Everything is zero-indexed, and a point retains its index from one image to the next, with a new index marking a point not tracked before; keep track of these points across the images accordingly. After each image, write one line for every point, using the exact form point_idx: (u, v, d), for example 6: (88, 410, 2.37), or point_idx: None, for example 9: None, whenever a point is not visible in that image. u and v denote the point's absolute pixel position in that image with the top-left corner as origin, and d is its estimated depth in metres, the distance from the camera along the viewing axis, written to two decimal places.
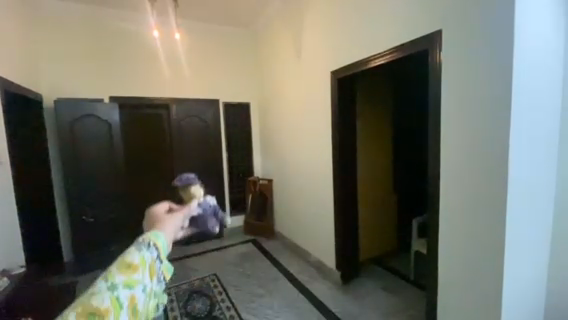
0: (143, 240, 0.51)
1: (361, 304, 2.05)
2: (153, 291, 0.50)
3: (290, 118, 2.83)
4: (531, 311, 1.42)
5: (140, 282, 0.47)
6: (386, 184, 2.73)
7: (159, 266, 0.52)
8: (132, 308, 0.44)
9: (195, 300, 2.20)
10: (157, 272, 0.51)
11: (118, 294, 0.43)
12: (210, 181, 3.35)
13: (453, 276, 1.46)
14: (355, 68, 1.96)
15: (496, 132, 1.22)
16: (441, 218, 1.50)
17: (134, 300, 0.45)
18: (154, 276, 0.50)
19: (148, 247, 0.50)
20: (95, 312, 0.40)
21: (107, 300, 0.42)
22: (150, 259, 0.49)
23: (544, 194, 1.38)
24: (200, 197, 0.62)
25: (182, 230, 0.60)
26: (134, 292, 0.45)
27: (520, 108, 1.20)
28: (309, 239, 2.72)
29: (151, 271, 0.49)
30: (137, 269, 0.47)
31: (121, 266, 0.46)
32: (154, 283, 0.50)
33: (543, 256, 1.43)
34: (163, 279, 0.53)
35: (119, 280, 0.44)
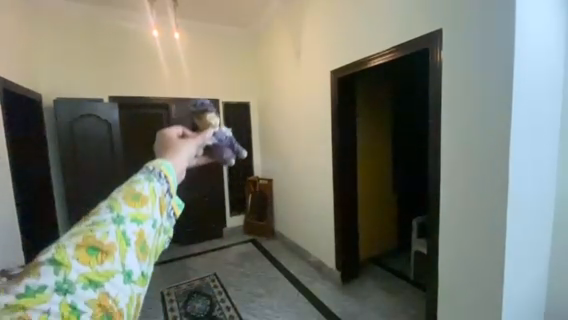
0: (153, 169, 0.45)
1: (361, 304, 2.05)
2: (165, 226, 0.44)
3: (290, 118, 2.83)
4: (531, 311, 1.41)
5: (149, 217, 0.41)
6: (387, 183, 2.73)
7: (169, 200, 0.46)
8: (140, 244, 0.39)
9: (195, 300, 2.19)
10: (167, 207, 0.45)
11: (124, 228, 0.38)
12: (210, 180, 3.35)
13: (453, 275, 1.46)
14: (354, 68, 1.95)
15: (497, 132, 1.21)
16: (441, 219, 1.50)
17: (142, 235, 0.39)
18: (165, 211, 0.44)
19: (158, 179, 0.44)
20: (97, 245, 0.36)
21: (112, 231, 0.37)
22: (160, 191, 0.44)
23: (544, 194, 1.38)
24: (216, 127, 0.59)
25: (195, 158, 0.54)
26: (142, 228, 0.40)
27: (521, 107, 1.19)
28: (309, 239, 2.72)
29: (161, 207, 0.43)
30: (145, 202, 0.41)
31: (127, 197, 0.41)
32: (165, 219, 0.44)
33: (543, 256, 1.43)
34: (174, 214, 0.47)
35: (124, 213, 0.39)
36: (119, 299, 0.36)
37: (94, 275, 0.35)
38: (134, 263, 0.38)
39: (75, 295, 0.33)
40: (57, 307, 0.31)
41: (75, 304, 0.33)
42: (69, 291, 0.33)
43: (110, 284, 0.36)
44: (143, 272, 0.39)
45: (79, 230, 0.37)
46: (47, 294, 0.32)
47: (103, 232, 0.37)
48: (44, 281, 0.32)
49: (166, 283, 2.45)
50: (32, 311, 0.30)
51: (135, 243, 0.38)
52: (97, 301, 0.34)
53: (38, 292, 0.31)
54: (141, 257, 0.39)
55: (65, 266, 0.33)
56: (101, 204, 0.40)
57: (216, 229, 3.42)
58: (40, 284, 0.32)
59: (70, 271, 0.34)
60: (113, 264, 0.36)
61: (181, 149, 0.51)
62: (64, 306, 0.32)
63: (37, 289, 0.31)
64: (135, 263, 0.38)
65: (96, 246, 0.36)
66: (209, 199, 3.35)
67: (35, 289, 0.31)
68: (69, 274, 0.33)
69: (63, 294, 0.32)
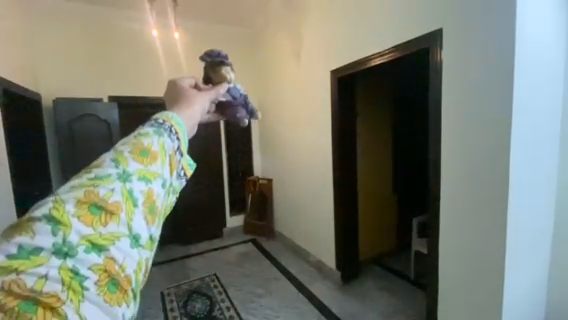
0: (164, 124, 0.45)
1: (361, 304, 2.04)
2: (174, 185, 0.44)
3: (289, 118, 2.83)
4: (532, 312, 1.41)
5: (158, 176, 0.40)
6: (387, 183, 2.73)
7: (180, 159, 0.45)
8: (148, 205, 0.37)
9: (195, 300, 2.19)
10: (178, 166, 0.44)
11: (131, 186, 0.37)
12: (210, 180, 3.34)
13: (453, 276, 1.45)
14: (354, 67, 1.95)
15: (499, 131, 1.21)
16: (442, 219, 1.49)
17: (151, 193, 0.38)
18: (175, 170, 0.44)
19: (169, 134, 0.44)
20: (102, 204, 0.34)
21: (118, 189, 0.36)
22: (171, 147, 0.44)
23: (545, 195, 1.37)
24: (230, 84, 0.59)
25: (208, 112, 0.56)
26: (151, 187, 0.38)
27: (523, 106, 1.19)
28: (309, 239, 2.71)
29: (172, 165, 0.43)
30: (155, 159, 0.40)
31: (135, 152, 0.39)
32: (175, 178, 0.44)
33: (543, 256, 1.43)
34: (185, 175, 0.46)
35: (131, 170, 0.38)
36: (126, 265, 0.34)
37: (97, 238, 0.32)
38: (142, 227, 0.36)
39: (76, 259, 0.31)
40: (56, 271, 0.29)
41: (77, 269, 0.30)
42: (70, 255, 0.30)
43: (114, 248, 0.33)
44: (152, 235, 0.38)
45: (82, 185, 0.35)
46: (43, 257, 0.29)
47: (108, 189, 0.35)
48: (39, 242, 0.30)
49: (166, 283, 2.45)
50: (29, 274, 0.28)
51: (143, 203, 0.37)
52: (101, 267, 0.32)
53: (33, 255, 0.29)
54: (150, 219, 0.37)
55: (63, 227, 0.31)
56: (106, 158, 0.39)
57: (216, 229, 3.41)
58: (35, 246, 0.29)
59: (70, 233, 0.31)
60: (118, 227, 0.34)
61: (195, 102, 0.51)
62: (65, 270, 0.30)
63: (31, 251, 0.29)
64: (142, 227, 0.36)
65: (100, 205, 0.34)
66: (209, 199, 3.35)
67: (29, 251, 0.29)
68: (69, 235, 0.31)
69: (63, 258, 0.30)
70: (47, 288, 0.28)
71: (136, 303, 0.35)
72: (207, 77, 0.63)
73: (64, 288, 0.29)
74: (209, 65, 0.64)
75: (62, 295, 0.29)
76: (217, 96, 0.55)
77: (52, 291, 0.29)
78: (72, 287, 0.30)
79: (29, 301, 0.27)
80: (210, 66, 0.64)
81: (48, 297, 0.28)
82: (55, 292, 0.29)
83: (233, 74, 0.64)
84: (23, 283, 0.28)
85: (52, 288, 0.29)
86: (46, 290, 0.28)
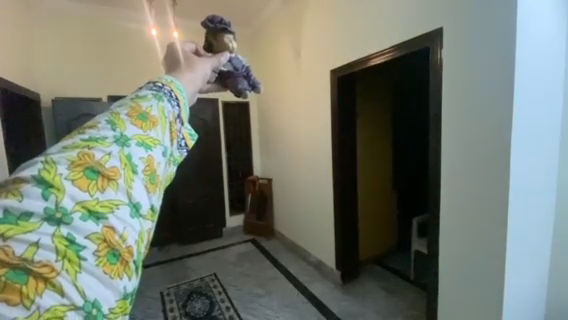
0: (164, 87, 0.50)
1: (361, 304, 2.05)
2: (174, 154, 0.48)
3: (289, 118, 2.82)
4: (531, 312, 1.41)
5: (157, 142, 0.43)
6: (386, 183, 2.72)
7: (181, 128, 0.51)
8: (148, 172, 0.39)
9: (195, 300, 2.19)
10: (176, 134, 0.49)
11: (129, 152, 0.38)
12: (209, 180, 3.33)
13: (453, 276, 1.46)
14: (354, 67, 1.94)
15: (499, 131, 1.20)
16: (441, 219, 1.49)
17: (151, 159, 0.40)
18: (174, 139, 0.48)
19: (169, 100, 0.49)
20: (97, 168, 0.34)
21: (115, 154, 0.36)
22: (171, 114, 0.48)
23: (545, 196, 1.37)
24: (232, 53, 0.65)
25: (212, 80, 0.63)
26: (151, 154, 0.41)
27: (523, 106, 1.19)
28: (309, 239, 2.70)
29: (171, 133, 0.47)
30: (154, 125, 0.44)
31: (133, 118, 0.42)
32: (175, 147, 0.48)
33: (543, 256, 1.43)
34: (186, 144, 0.52)
35: (130, 134, 0.40)
36: (126, 236, 0.33)
37: (93, 205, 0.32)
38: (142, 196, 0.37)
39: (71, 227, 0.30)
40: (49, 238, 0.28)
41: (72, 238, 0.29)
42: (64, 222, 0.30)
43: (113, 217, 0.33)
44: (152, 206, 0.39)
45: (76, 147, 0.35)
46: (33, 223, 0.28)
47: (106, 154, 0.36)
48: (27, 206, 0.29)
49: (166, 283, 2.44)
50: (17, 242, 0.27)
51: (143, 171, 0.38)
52: (100, 236, 0.31)
53: (21, 221, 0.28)
54: (151, 189, 0.39)
55: (55, 191, 0.31)
56: (102, 122, 0.41)
57: (216, 228, 3.41)
58: (22, 211, 0.28)
59: (63, 198, 0.31)
60: (116, 194, 0.34)
61: (197, 67, 0.59)
62: (58, 238, 0.29)
63: (19, 217, 0.28)
64: (142, 197, 0.37)
65: (95, 169, 0.34)
66: (209, 198, 3.35)
67: (17, 217, 0.28)
68: (62, 201, 0.30)
69: (57, 225, 0.29)
70: (39, 257, 0.27)
71: (138, 277, 0.35)
72: (209, 45, 0.65)
73: (58, 257, 0.28)
74: (210, 32, 0.65)
75: (56, 265, 0.28)
76: (217, 65, 0.62)
77: (44, 260, 0.27)
78: (68, 256, 0.29)
79: (19, 269, 0.26)
80: (211, 34, 0.65)
81: (40, 266, 0.27)
82: (48, 261, 0.28)
83: (234, 44, 0.67)
84: (12, 251, 0.26)
85: (44, 257, 0.28)
86: (38, 259, 0.27)
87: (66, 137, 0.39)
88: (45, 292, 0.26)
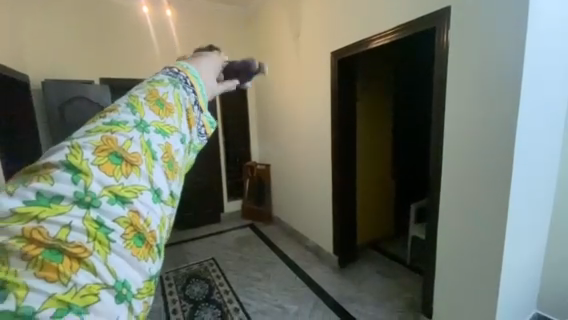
0: (180, 74, 0.51)
1: (358, 287, 2.10)
2: (191, 141, 0.50)
3: (288, 101, 2.74)
4: (525, 297, 1.45)
5: (174, 130, 0.44)
6: (386, 169, 2.70)
7: (201, 115, 0.53)
8: (166, 159, 0.41)
9: (194, 284, 2.22)
10: (194, 121, 0.51)
11: (149, 138, 0.39)
12: (207, 165, 3.30)
13: (451, 263, 1.46)
14: (355, 49, 1.87)
15: (505, 122, 1.17)
16: (441, 207, 1.48)
17: (169, 146, 0.42)
18: (192, 126, 0.50)
19: (184, 87, 0.50)
20: (121, 153, 0.35)
21: (137, 140, 0.38)
22: (188, 101, 0.49)
23: (545, 187, 1.37)
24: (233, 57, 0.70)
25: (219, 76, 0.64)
26: (169, 141, 0.42)
27: (530, 95, 1.16)
28: (307, 225, 2.71)
29: (189, 121, 0.49)
30: (171, 112, 0.45)
31: (152, 104, 0.43)
32: (194, 134, 0.50)
33: (540, 244, 1.45)
34: (205, 132, 0.54)
35: (149, 121, 0.41)
36: (150, 221, 0.35)
37: (119, 190, 0.33)
38: (162, 181, 0.39)
39: (99, 210, 0.31)
40: (80, 221, 0.30)
41: (102, 220, 0.31)
42: (93, 205, 0.31)
43: (137, 201, 0.35)
44: (172, 191, 0.41)
45: (99, 132, 0.36)
46: (64, 206, 0.30)
47: (128, 139, 0.37)
48: (59, 190, 0.30)
49: (165, 268, 2.46)
50: (51, 223, 0.28)
51: (162, 158, 0.40)
52: (127, 220, 0.33)
53: (53, 203, 0.29)
54: (171, 176, 0.41)
55: (84, 176, 0.31)
56: (122, 105, 0.42)
57: (213, 214, 3.39)
58: (54, 193, 0.29)
59: (92, 182, 0.32)
60: (139, 180, 0.36)
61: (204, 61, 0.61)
62: (89, 220, 0.30)
63: (51, 199, 0.29)
64: (162, 182, 0.39)
65: (118, 154, 0.35)
66: (205, 183, 3.31)
67: (49, 199, 0.29)
68: (90, 185, 0.31)
69: (86, 208, 0.31)
70: (72, 238, 0.29)
71: (160, 260, 0.37)
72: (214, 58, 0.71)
73: (90, 239, 0.30)
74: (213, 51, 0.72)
75: (88, 246, 0.30)
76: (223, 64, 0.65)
77: (77, 241, 0.29)
78: (98, 238, 0.30)
79: (54, 249, 0.28)
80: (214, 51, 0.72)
81: (73, 247, 0.28)
82: (81, 242, 0.29)
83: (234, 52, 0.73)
84: (46, 232, 0.28)
85: (77, 238, 0.29)
86: (71, 240, 0.29)
87: (88, 122, 0.39)
88: (80, 270, 0.28)
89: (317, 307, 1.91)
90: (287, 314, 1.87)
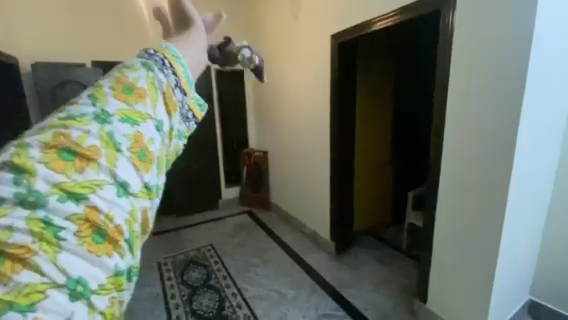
0: (156, 54, 0.41)
1: (354, 272, 2.13)
2: (177, 129, 0.40)
3: (287, 87, 2.67)
4: (519, 282, 1.48)
5: (147, 117, 0.35)
6: (384, 156, 2.68)
7: (185, 99, 0.42)
8: (135, 149, 0.33)
9: (191, 269, 2.24)
10: (178, 106, 0.40)
11: (110, 129, 0.32)
12: (204, 151, 3.27)
13: (447, 250, 1.47)
14: (357, 33, 1.81)
15: (508, 111, 1.16)
16: (440, 195, 1.47)
17: (140, 135, 0.34)
18: (174, 111, 0.40)
19: (161, 68, 0.39)
20: (74, 148, 0.30)
21: (94, 132, 0.31)
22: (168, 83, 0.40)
23: (543, 174, 1.36)
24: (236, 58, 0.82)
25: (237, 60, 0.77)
26: (139, 130, 0.34)
27: (535, 83, 1.14)
28: (304, 211, 2.71)
29: (168, 105, 0.39)
30: (142, 97, 0.36)
31: (117, 91, 0.35)
32: (177, 120, 0.40)
33: (536, 231, 1.47)
34: (194, 117, 0.44)
35: (112, 109, 0.34)
36: (113, 216, 0.30)
37: (72, 187, 0.28)
38: (130, 174, 0.32)
39: (47, 210, 0.27)
40: (22, 222, 0.26)
41: (48, 220, 0.27)
42: (39, 205, 0.27)
43: (95, 197, 0.29)
44: (146, 184, 0.34)
45: (50, 128, 0.31)
46: (7, 209, 0.26)
47: (83, 131, 0.31)
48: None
49: (163, 254, 2.48)
50: None
51: (128, 150, 0.33)
52: (81, 217, 0.28)
53: None
54: (143, 168, 0.33)
55: (28, 176, 0.28)
56: (84, 97, 0.35)
57: (211, 201, 3.38)
58: None
59: (36, 182, 0.27)
60: (97, 174, 0.30)
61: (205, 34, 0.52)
62: (34, 221, 0.26)
63: None
64: (130, 175, 0.32)
65: (71, 150, 0.29)
66: (203, 170, 3.29)
67: None
68: (34, 184, 0.27)
69: (31, 208, 0.27)
70: (14, 239, 0.25)
71: (132, 256, 0.32)
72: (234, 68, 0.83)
73: (35, 239, 0.26)
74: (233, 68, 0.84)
75: (34, 246, 0.26)
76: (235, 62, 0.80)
77: (20, 242, 0.25)
78: (45, 238, 0.26)
79: None
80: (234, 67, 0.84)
81: (13, 248, 0.25)
82: (24, 243, 0.26)
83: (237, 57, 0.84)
84: None
85: (20, 239, 0.26)
86: (12, 242, 0.25)
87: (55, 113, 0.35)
88: (21, 270, 0.25)
89: (314, 292, 1.95)
90: (284, 299, 1.90)
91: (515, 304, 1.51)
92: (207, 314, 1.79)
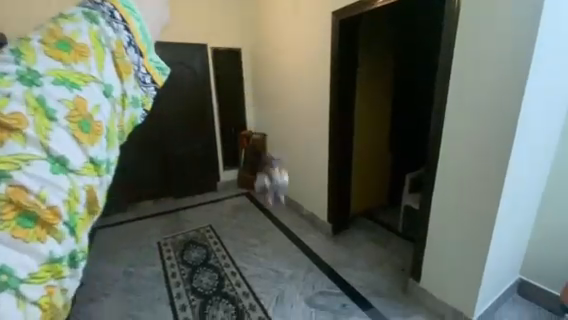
0: (104, 5, 0.47)
1: (350, 251, 2.19)
2: (131, 95, 0.47)
3: (286, 67, 2.59)
4: (508, 262, 1.55)
5: (91, 79, 0.40)
6: (382, 139, 2.68)
7: (141, 67, 0.49)
8: (75, 116, 0.36)
9: (191, 249, 2.28)
10: (133, 70, 0.47)
11: (40, 91, 0.34)
12: (200, 134, 3.20)
13: (443, 232, 1.51)
14: (360, 10, 1.73)
15: (511, 97, 1.15)
16: (437, 180, 1.48)
17: (83, 101, 0.38)
18: (126, 74, 0.46)
19: (108, 23, 0.45)
20: None
21: (20, 95, 0.33)
22: (122, 43, 0.46)
23: (537, 157, 1.38)
24: None
25: None
26: (78, 94, 0.37)
27: (538, 69, 1.13)
28: (302, 193, 2.73)
29: (119, 67, 0.45)
30: (84, 57, 0.40)
31: (48, 47, 0.38)
32: (131, 82, 0.47)
33: (527, 214, 1.53)
34: (153, 81, 0.51)
35: (42, 68, 0.36)
36: (46, 193, 0.31)
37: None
38: (70, 146, 0.35)
39: None
40: None
41: None
42: None
43: (22, 174, 0.30)
44: (91, 158, 0.37)
45: None
46: None
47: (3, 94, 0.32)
48: None
49: (163, 235, 2.51)
50: None
51: (67, 118, 0.35)
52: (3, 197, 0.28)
53: None
54: (88, 142, 0.37)
55: None
56: (6, 49, 0.36)
57: (209, 182, 3.36)
58: None
59: None
60: (25, 147, 0.31)
61: None
62: None
63: None
64: (70, 148, 0.35)
65: None
66: (201, 153, 3.25)
67: None
68: None
69: None
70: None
71: (74, 238, 0.34)
72: None
73: None
74: None
75: None
76: None
77: None
78: None
79: None
80: None
81: None
82: None
83: None
84: None
85: None
86: None
87: None
88: None
89: (311, 271, 2.00)
90: (282, 277, 1.96)
91: (502, 282, 1.59)
92: (207, 292, 1.86)
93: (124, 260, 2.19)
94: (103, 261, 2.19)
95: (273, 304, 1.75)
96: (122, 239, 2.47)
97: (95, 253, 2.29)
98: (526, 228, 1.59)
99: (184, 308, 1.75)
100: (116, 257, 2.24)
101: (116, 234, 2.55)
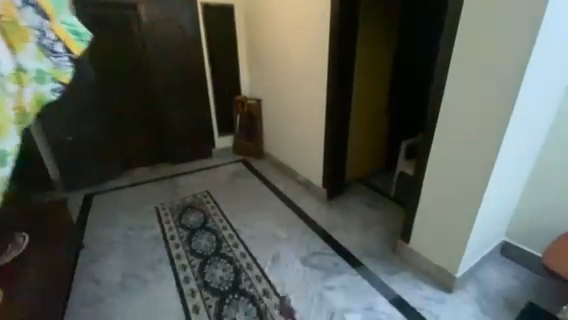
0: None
1: (344, 215, 2.26)
2: (23, 68, 0.76)
3: (284, 25, 2.41)
4: (496, 222, 1.66)
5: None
6: (380, 104, 2.64)
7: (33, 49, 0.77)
8: None
9: (189, 213, 2.33)
10: (27, 49, 0.76)
11: None
12: (191, 98, 2.99)
13: (437, 194, 1.59)
14: None
15: (515, 60, 1.19)
16: (436, 144, 1.53)
17: None
18: (14, 50, 0.75)
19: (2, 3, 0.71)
20: None
21: None
22: (14, 4, 0.72)
23: (533, 119, 1.40)
24: None
25: None
26: None
27: (546, 32, 1.16)
28: (299, 159, 2.72)
29: (12, 43, 0.74)
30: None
31: None
32: (20, 57, 0.76)
33: (520, 177, 1.61)
34: (58, 51, 0.81)
35: None
36: None
37: None
38: None
39: None
40: None
41: None
42: None
43: None
44: None
45: None
46: None
47: None
48: None
49: (160, 200, 2.54)
50: None
51: None
52: None
53: None
54: None
55: None
56: None
57: (205, 148, 3.21)
58: None
59: None
60: None
61: None
62: None
63: None
64: None
65: None
66: (193, 118, 3.05)
67: None
68: None
69: None
70: None
71: None
72: None
73: None
74: None
75: None
76: None
77: None
78: None
79: None
80: None
81: None
82: None
83: None
84: None
85: None
86: None
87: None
88: None
89: (305, 233, 2.09)
90: (278, 239, 2.04)
91: (489, 240, 1.71)
92: (206, 253, 1.94)
93: (123, 224, 2.25)
94: (102, 225, 2.24)
95: (269, 263, 1.85)
96: (119, 205, 2.49)
97: (94, 218, 2.34)
98: (516, 191, 1.69)
99: (184, 267, 1.84)
100: (115, 221, 2.29)
101: (114, 199, 2.58)
